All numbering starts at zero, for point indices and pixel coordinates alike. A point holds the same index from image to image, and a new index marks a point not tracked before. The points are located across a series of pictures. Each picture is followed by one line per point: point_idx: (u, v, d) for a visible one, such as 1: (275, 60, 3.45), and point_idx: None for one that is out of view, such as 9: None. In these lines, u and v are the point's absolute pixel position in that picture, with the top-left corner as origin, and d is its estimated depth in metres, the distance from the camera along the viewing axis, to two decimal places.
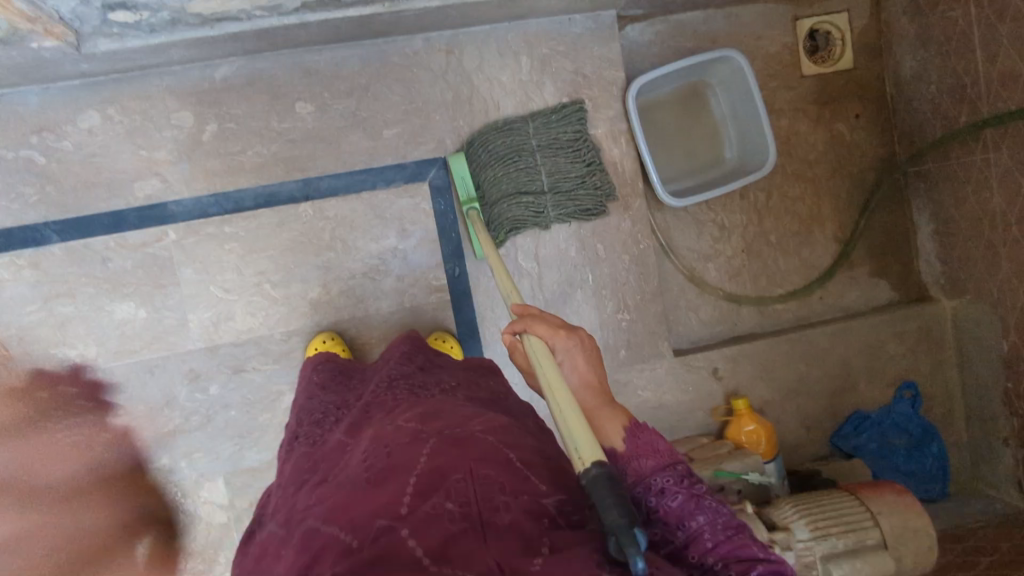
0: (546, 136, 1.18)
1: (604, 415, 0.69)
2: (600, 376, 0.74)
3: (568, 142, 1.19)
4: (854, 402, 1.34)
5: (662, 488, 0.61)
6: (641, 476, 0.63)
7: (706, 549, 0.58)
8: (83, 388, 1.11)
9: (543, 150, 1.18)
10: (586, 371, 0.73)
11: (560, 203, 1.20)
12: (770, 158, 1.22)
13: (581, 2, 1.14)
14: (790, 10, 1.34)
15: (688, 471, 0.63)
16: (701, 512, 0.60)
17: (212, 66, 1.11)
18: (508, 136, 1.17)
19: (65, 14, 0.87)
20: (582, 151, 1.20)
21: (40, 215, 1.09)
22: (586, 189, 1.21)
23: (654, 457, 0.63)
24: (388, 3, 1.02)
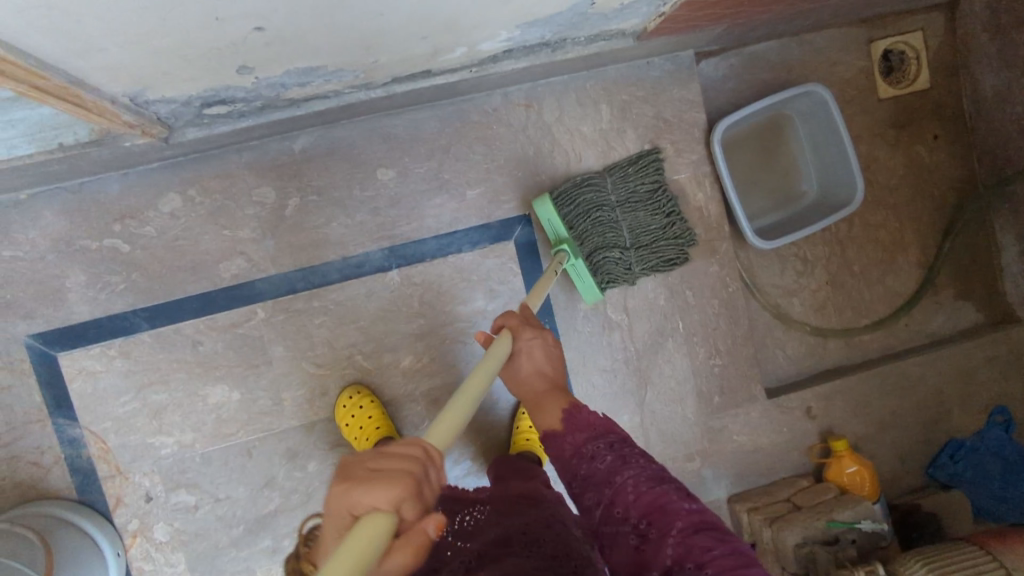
0: (625, 191, 1.11)
1: (547, 400, 0.84)
2: (555, 369, 0.88)
3: (646, 194, 1.12)
4: (948, 431, 1.31)
5: (593, 454, 0.76)
6: (578, 448, 0.78)
7: (628, 500, 0.69)
8: (184, 474, 1.10)
9: (623, 206, 1.10)
10: (544, 363, 0.87)
11: (643, 257, 1.13)
12: (860, 193, 1.18)
13: (663, 47, 1.11)
14: (863, 33, 1.30)
15: (618, 439, 0.77)
16: (626, 467, 0.73)
17: (291, 137, 1.08)
18: (589, 192, 1.08)
19: (164, 115, 0.83)
20: (662, 202, 1.13)
21: (127, 304, 1.06)
22: (667, 239, 1.14)
23: (587, 430, 0.79)
24: (477, 68, 0.97)
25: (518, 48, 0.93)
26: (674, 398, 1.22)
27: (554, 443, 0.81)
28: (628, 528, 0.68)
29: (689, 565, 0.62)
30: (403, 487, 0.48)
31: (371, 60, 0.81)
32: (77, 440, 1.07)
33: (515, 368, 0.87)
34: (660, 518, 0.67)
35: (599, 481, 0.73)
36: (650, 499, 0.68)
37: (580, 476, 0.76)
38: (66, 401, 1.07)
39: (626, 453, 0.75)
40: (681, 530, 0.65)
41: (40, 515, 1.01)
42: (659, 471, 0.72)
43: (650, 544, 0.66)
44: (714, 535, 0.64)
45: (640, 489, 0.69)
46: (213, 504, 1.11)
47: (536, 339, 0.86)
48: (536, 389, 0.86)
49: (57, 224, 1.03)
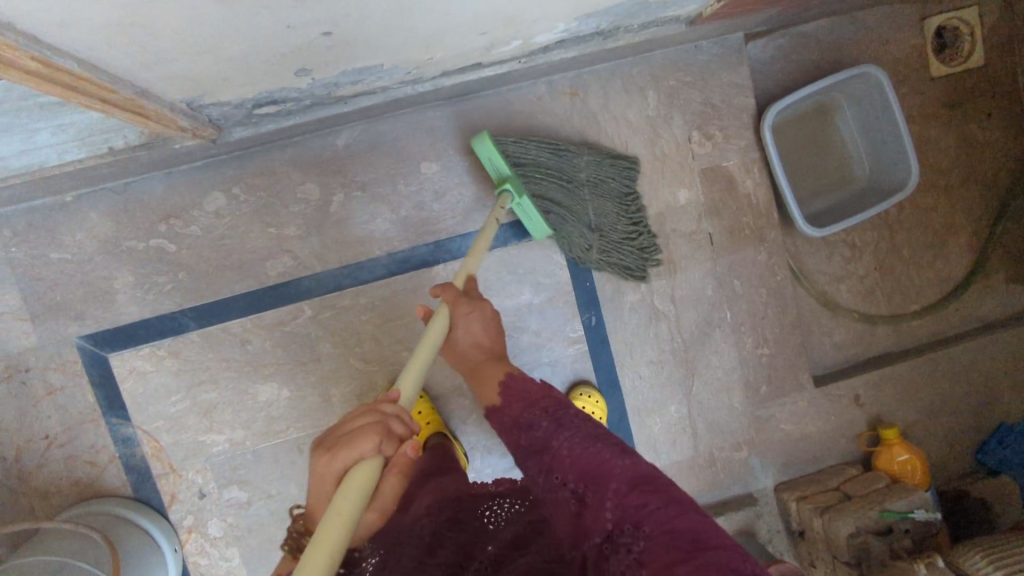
0: (594, 173, 1.09)
1: (489, 371, 0.82)
2: (492, 340, 0.87)
3: (617, 190, 1.11)
4: (998, 417, 1.29)
5: (531, 423, 0.72)
6: (519, 420, 0.74)
7: (564, 465, 0.64)
8: (235, 471, 1.11)
9: (590, 186, 1.09)
10: (482, 334, 0.85)
11: (604, 243, 1.11)
12: (914, 177, 1.14)
13: (712, 31, 1.07)
14: (916, 10, 1.26)
15: (554, 405, 0.73)
16: (561, 431, 0.68)
17: (334, 133, 1.06)
18: (557, 162, 1.06)
19: (215, 117, 0.82)
20: (632, 204, 1.12)
21: (176, 304, 1.06)
22: (631, 232, 1.12)
23: (523, 399, 0.76)
24: (525, 59, 0.95)
25: (571, 38, 0.90)
26: (722, 388, 1.20)
27: (497, 416, 0.78)
28: (565, 494, 0.62)
29: (627, 526, 0.55)
30: (381, 432, 0.57)
31: (426, 57, 0.79)
32: (131, 440, 1.08)
33: (451, 344, 0.86)
34: (596, 481, 0.60)
35: (539, 450, 0.68)
36: (585, 461, 0.62)
37: (523, 449, 0.71)
38: (118, 401, 1.07)
39: (563, 419, 0.70)
40: (616, 490, 0.58)
41: (99, 514, 1.02)
42: (596, 431, 0.66)
43: (588, 508, 0.59)
44: (649, 488, 0.57)
45: (576, 452, 0.64)
46: (265, 499, 1.12)
47: (473, 313, 0.83)
48: (477, 356, 0.85)
49: (104, 226, 1.03)
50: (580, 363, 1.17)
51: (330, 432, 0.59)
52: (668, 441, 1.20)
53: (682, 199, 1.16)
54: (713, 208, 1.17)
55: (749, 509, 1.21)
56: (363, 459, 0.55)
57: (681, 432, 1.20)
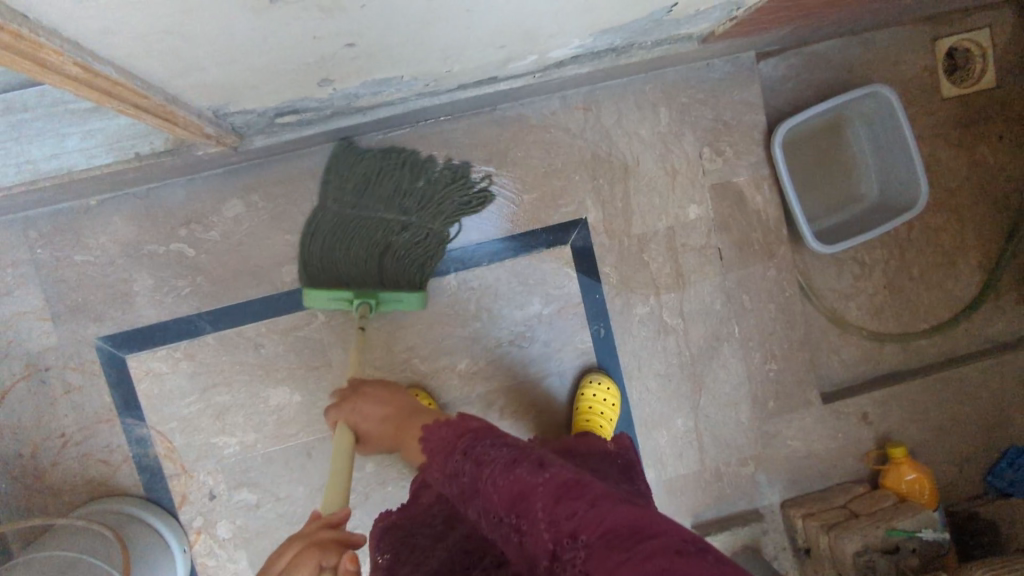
0: (349, 191, 1.03)
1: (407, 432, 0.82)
2: (396, 402, 0.87)
3: (367, 175, 1.04)
4: (1008, 438, 1.29)
5: (456, 471, 0.71)
6: (443, 469, 0.73)
7: (494, 500, 0.64)
8: (245, 473, 1.12)
9: (363, 198, 1.03)
10: (380, 408, 0.87)
11: (429, 209, 1.07)
12: (924, 196, 1.15)
13: (724, 50, 1.10)
14: (927, 32, 1.27)
15: (469, 442, 0.71)
16: (481, 469, 0.67)
17: (352, 143, 1.09)
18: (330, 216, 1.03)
19: (238, 125, 0.84)
20: (391, 161, 1.05)
21: (193, 307, 1.08)
22: (427, 184, 1.07)
23: (441, 450, 0.75)
24: (539, 74, 0.97)
25: (585, 54, 0.92)
26: (729, 403, 1.21)
27: (428, 470, 0.77)
28: (507, 528, 0.63)
29: (567, 540, 0.55)
30: (311, 551, 0.65)
31: (444, 69, 0.81)
32: (144, 440, 1.09)
33: (365, 437, 0.88)
34: (525, 507, 0.61)
35: (469, 494, 0.68)
36: (509, 491, 0.62)
37: (457, 494, 0.71)
38: (133, 401, 1.09)
39: (478, 454, 0.69)
40: (546, 507, 0.59)
41: (111, 512, 1.03)
42: (513, 453, 0.66)
43: (528, 533, 0.60)
44: (573, 493, 0.58)
45: (498, 484, 0.64)
46: (274, 503, 1.13)
47: (363, 400, 0.88)
48: (389, 428, 0.86)
49: (126, 230, 1.06)
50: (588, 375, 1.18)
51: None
52: (674, 454, 1.21)
53: (692, 214, 1.17)
54: (723, 223, 1.18)
55: (755, 525, 1.21)
56: None
57: (687, 445, 1.20)
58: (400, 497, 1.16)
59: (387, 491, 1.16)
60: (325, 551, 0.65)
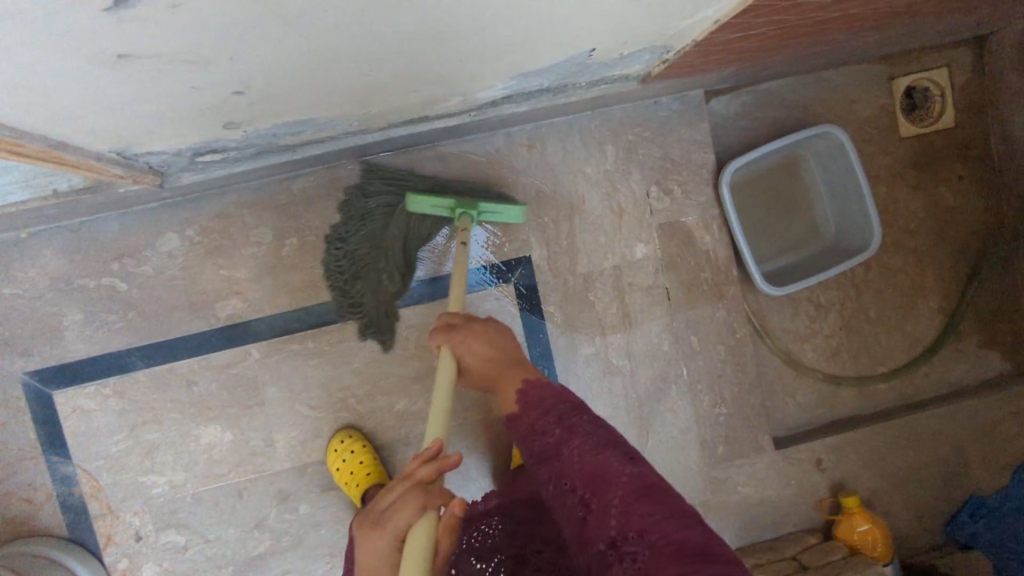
0: (353, 286, 1.08)
1: (508, 381, 0.83)
2: (497, 348, 0.87)
3: (348, 268, 1.07)
4: (968, 487, 1.25)
5: (544, 430, 0.73)
6: (533, 425, 0.75)
7: (574, 470, 0.66)
8: (174, 514, 1.09)
9: (368, 273, 1.07)
10: (483, 348, 0.86)
11: (387, 218, 1.06)
12: (876, 238, 1.13)
13: (670, 89, 1.08)
14: (884, 71, 1.26)
15: (566, 411, 0.74)
16: (571, 438, 0.69)
17: (291, 178, 1.07)
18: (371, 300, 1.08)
19: (155, 164, 0.82)
20: (341, 246, 1.07)
21: (123, 343, 1.06)
22: (369, 214, 1.06)
23: (537, 408, 0.77)
24: (474, 113, 0.96)
25: (517, 95, 0.91)
26: (677, 447, 1.17)
27: (513, 423, 0.80)
28: (575, 497, 0.65)
29: (631, 535, 0.58)
30: (414, 492, 0.65)
31: (362, 111, 0.79)
32: (70, 478, 1.06)
33: (466, 370, 0.88)
34: (601, 487, 0.63)
35: (549, 454, 0.70)
36: (592, 467, 0.64)
37: (536, 453, 0.73)
38: (60, 439, 1.06)
39: (575, 424, 0.71)
40: (622, 497, 0.60)
41: (19, 554, 0.99)
42: (607, 438, 0.68)
43: (593, 513, 0.62)
44: (654, 497, 0.60)
45: (584, 457, 0.66)
46: (203, 545, 1.10)
47: (474, 333, 0.86)
48: (493, 367, 0.86)
49: (56, 263, 1.04)
50: None
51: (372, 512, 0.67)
52: None
53: (639, 253, 1.15)
54: (670, 263, 1.16)
55: None
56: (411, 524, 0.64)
57: None
58: (334, 540, 1.12)
59: (321, 534, 1.12)
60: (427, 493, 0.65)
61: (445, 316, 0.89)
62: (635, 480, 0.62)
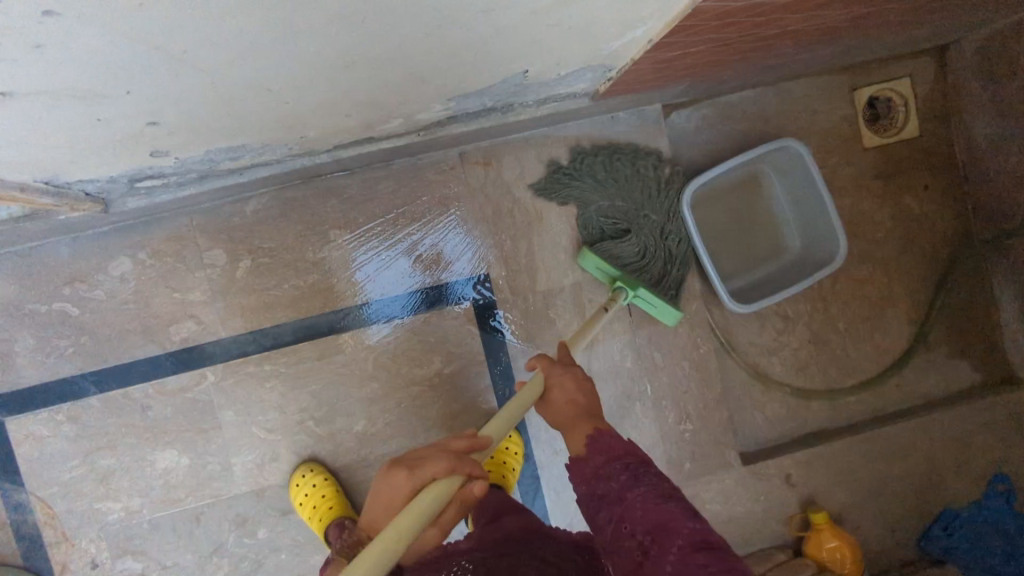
0: (594, 172, 1.12)
1: (575, 429, 0.78)
2: (588, 397, 0.82)
3: (621, 176, 1.12)
4: (942, 501, 1.23)
5: (609, 474, 0.71)
6: (597, 470, 0.72)
7: (635, 516, 0.63)
8: (130, 541, 1.08)
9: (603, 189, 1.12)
10: (575, 390, 0.81)
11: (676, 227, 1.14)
12: (842, 251, 1.11)
13: (625, 104, 1.07)
14: (845, 82, 1.25)
15: (635, 461, 0.71)
16: (636, 485, 0.67)
17: (243, 200, 1.07)
18: (580, 193, 1.13)
19: (92, 191, 0.81)
20: (641, 176, 1.13)
21: (76, 368, 1.05)
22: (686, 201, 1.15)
23: (606, 453, 0.73)
24: (422, 133, 0.95)
25: (462, 115, 0.90)
26: None
27: (577, 465, 0.75)
28: (632, 544, 0.62)
29: None
30: (451, 455, 0.61)
31: (299, 135, 0.79)
32: (24, 506, 1.05)
33: (546, 403, 0.82)
34: (663, 537, 0.60)
35: (609, 497, 0.68)
36: (656, 516, 0.62)
37: (595, 497, 0.70)
38: (13, 466, 1.05)
39: (641, 473, 0.69)
40: (682, 548, 0.59)
41: None
42: (671, 492, 0.66)
43: (652, 562, 0.60)
44: (716, 555, 0.58)
45: (649, 505, 0.63)
46: (160, 571, 1.08)
47: (567, 372, 0.83)
48: (572, 413, 0.80)
49: (6, 289, 1.03)
50: None
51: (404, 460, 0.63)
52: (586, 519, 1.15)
53: None
54: None
55: None
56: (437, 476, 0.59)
57: None
58: (294, 564, 1.11)
59: (280, 559, 1.11)
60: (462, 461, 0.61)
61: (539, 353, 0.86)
62: (697, 538, 0.60)
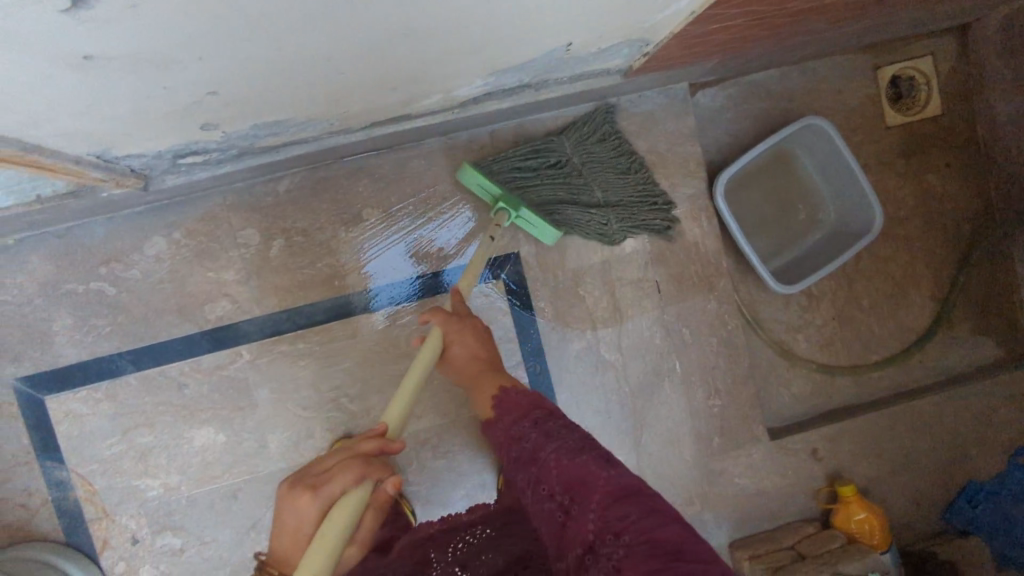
0: (601, 131, 1.09)
1: (483, 382, 0.87)
2: (488, 352, 0.92)
3: (611, 146, 1.10)
4: (965, 474, 1.24)
5: (521, 435, 0.76)
6: (511, 430, 0.78)
7: (551, 475, 0.67)
8: (169, 517, 1.09)
9: (597, 145, 1.09)
10: (476, 347, 0.91)
11: (619, 215, 1.11)
12: (879, 221, 1.11)
13: (653, 82, 1.08)
14: (869, 60, 1.25)
15: (543, 415, 0.76)
16: (547, 444, 0.71)
17: (275, 179, 1.08)
18: (576, 131, 1.08)
19: (137, 168, 0.82)
20: (622, 161, 1.11)
21: (114, 347, 1.06)
22: (634, 202, 1.12)
23: (515, 411, 0.80)
24: (456, 110, 0.95)
25: (497, 91, 0.90)
26: (672, 441, 1.17)
27: (493, 429, 0.82)
28: (554, 505, 0.66)
29: (609, 536, 0.58)
30: (361, 463, 0.68)
31: (341, 111, 0.80)
32: (64, 483, 1.07)
33: (450, 359, 0.91)
34: (580, 492, 0.64)
35: (525, 461, 0.72)
36: (569, 472, 0.66)
37: (514, 458, 0.75)
38: (53, 444, 1.07)
39: (550, 429, 0.73)
40: (601, 501, 0.61)
41: (23, 560, 1.01)
42: (584, 444, 0.69)
43: (572, 518, 0.63)
44: (633, 499, 0.60)
45: (561, 462, 0.67)
46: (200, 547, 1.10)
47: (466, 329, 0.91)
48: (475, 370, 0.89)
49: (45, 269, 1.04)
50: None
51: (309, 476, 0.68)
52: None
53: (628, 247, 1.15)
54: (660, 256, 1.16)
55: None
56: (347, 490, 0.66)
57: None
58: None
59: None
60: (370, 465, 0.69)
61: (439, 308, 0.91)
62: (613, 486, 0.62)
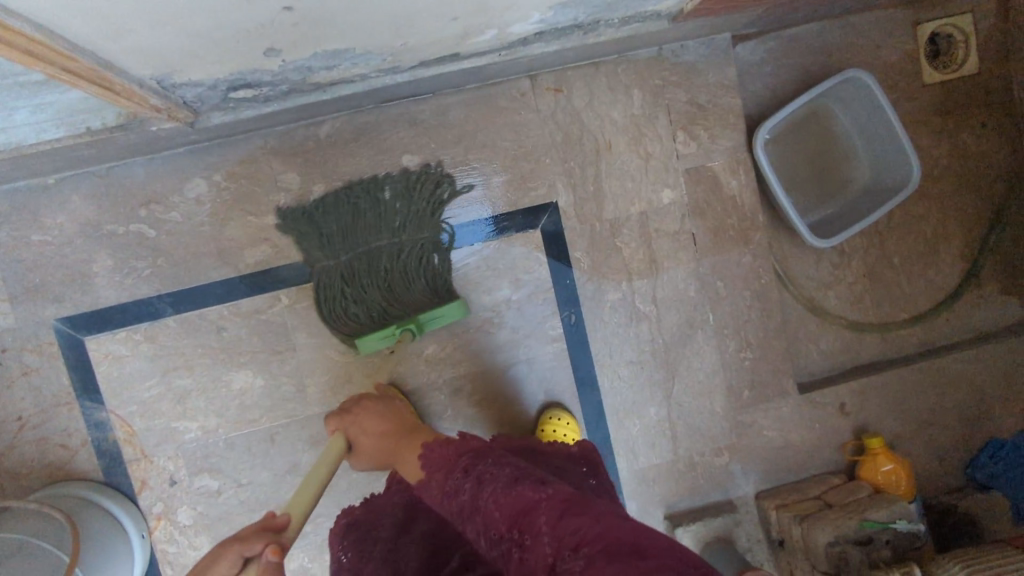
0: (326, 228, 1.06)
1: (405, 449, 0.84)
2: (396, 421, 0.90)
3: (347, 216, 1.06)
4: (988, 431, 1.26)
5: (456, 487, 0.72)
6: (444, 486, 0.74)
7: (496, 516, 0.65)
8: (207, 459, 1.10)
9: (347, 228, 1.05)
10: (383, 424, 0.90)
11: (417, 224, 1.07)
12: (916, 174, 1.12)
13: (699, 31, 1.08)
14: (908, 17, 1.25)
15: (470, 459, 0.73)
16: (483, 487, 0.68)
17: (316, 123, 1.07)
18: (325, 228, 1.06)
19: (190, 99, 0.82)
20: (363, 204, 1.06)
21: (153, 289, 1.06)
22: (423, 203, 1.09)
23: (443, 467, 0.76)
24: (505, 52, 0.94)
25: (550, 30, 0.90)
26: (703, 392, 1.18)
27: (423, 488, 0.78)
28: (506, 545, 0.63)
29: (569, 553, 0.56)
30: (240, 540, 0.59)
31: (399, 43, 0.79)
32: (104, 424, 1.08)
33: (361, 450, 0.89)
34: (528, 522, 0.61)
35: (468, 511, 0.69)
36: (513, 505, 0.63)
37: (456, 513, 0.71)
38: (92, 385, 1.07)
39: (482, 471, 0.71)
40: (550, 520, 0.60)
41: (66, 495, 1.01)
42: (517, 473, 0.68)
43: (530, 550, 0.60)
44: (578, 511, 0.59)
45: (502, 499, 0.65)
46: (236, 489, 1.11)
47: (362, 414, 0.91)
48: (388, 446, 0.87)
49: (86, 209, 1.04)
50: (558, 361, 1.16)
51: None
52: (648, 443, 1.18)
53: (665, 198, 1.15)
54: (697, 208, 1.16)
55: (729, 516, 1.18)
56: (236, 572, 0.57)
57: (660, 434, 1.18)
58: (365, 483, 1.14)
59: (352, 479, 1.14)
60: (250, 541, 0.59)
61: (336, 421, 0.92)
62: (555, 503, 0.61)
